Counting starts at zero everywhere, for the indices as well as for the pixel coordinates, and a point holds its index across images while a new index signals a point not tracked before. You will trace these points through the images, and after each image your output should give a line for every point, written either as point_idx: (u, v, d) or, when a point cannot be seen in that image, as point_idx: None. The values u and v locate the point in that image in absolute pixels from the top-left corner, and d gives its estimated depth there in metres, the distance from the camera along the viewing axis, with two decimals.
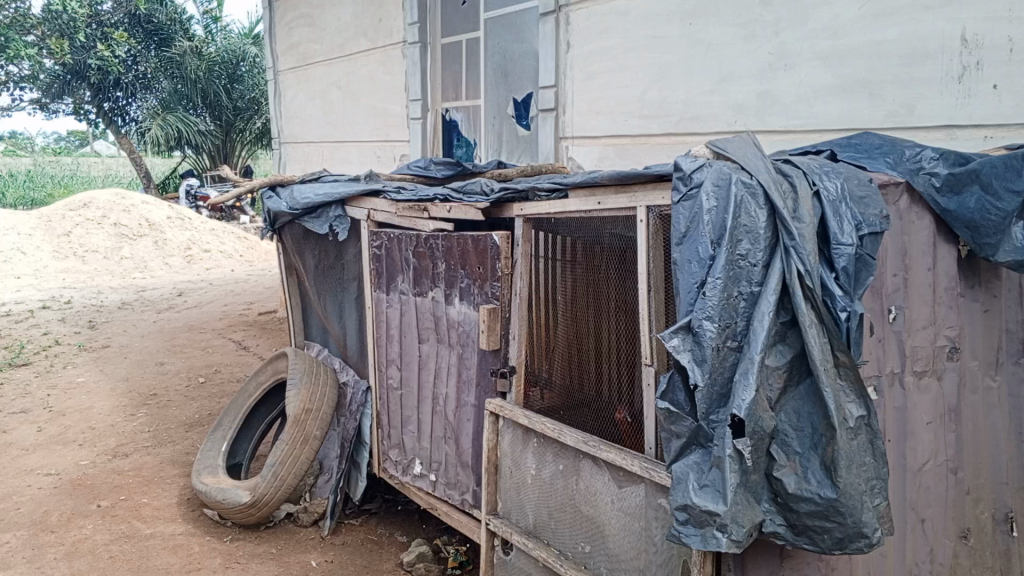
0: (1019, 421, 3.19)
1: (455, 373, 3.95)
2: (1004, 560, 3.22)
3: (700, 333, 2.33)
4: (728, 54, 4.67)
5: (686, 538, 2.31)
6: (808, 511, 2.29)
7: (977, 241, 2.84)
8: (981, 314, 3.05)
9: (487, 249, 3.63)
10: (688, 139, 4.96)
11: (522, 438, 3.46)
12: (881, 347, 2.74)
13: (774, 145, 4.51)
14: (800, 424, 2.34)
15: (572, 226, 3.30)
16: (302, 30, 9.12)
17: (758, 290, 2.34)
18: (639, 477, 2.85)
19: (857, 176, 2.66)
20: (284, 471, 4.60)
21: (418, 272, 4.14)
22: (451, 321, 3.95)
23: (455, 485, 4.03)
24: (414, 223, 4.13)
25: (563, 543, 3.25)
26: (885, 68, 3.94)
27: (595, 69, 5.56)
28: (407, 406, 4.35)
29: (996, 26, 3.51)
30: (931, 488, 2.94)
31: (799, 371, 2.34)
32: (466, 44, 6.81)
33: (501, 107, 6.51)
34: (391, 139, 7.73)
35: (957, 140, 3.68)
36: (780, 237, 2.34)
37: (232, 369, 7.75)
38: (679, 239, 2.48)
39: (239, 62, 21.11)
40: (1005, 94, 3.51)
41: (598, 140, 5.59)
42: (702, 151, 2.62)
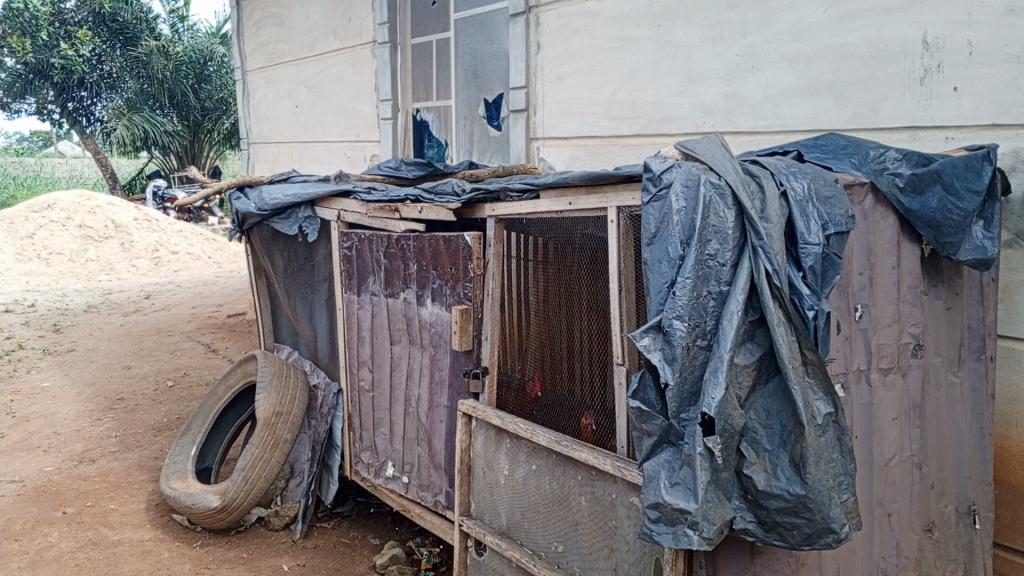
0: (980, 416, 3.27)
1: (428, 374, 3.94)
2: (967, 552, 3.29)
3: (671, 332, 2.35)
4: (697, 56, 4.72)
5: (658, 536, 2.32)
6: (777, 508, 2.32)
7: (940, 240, 2.92)
8: (944, 312, 3.11)
9: (459, 249, 3.63)
10: (658, 140, 5.00)
11: (495, 439, 3.46)
12: (848, 344, 2.78)
13: (743, 145, 4.56)
14: (769, 422, 2.37)
15: (544, 226, 3.31)
16: (270, 29, 9.05)
17: (727, 289, 2.36)
18: (611, 476, 2.87)
19: (824, 176, 2.70)
20: (255, 474, 4.54)
21: (389, 273, 4.12)
22: (423, 322, 3.94)
23: (428, 486, 4.02)
24: (385, 224, 4.11)
25: (536, 543, 3.25)
26: (849, 70, 4.00)
27: (565, 70, 5.58)
28: (379, 408, 4.33)
29: (955, 30, 3.56)
30: (897, 483, 2.99)
31: (767, 368, 2.37)
32: (436, 44, 6.80)
33: (472, 108, 6.51)
34: (362, 139, 7.69)
35: (920, 141, 3.74)
36: (748, 237, 2.37)
37: (201, 372, 7.66)
38: (649, 239, 2.50)
39: (207, 62, 20.89)
40: (965, 97, 3.55)
41: (569, 140, 5.62)
42: (671, 152, 2.64)
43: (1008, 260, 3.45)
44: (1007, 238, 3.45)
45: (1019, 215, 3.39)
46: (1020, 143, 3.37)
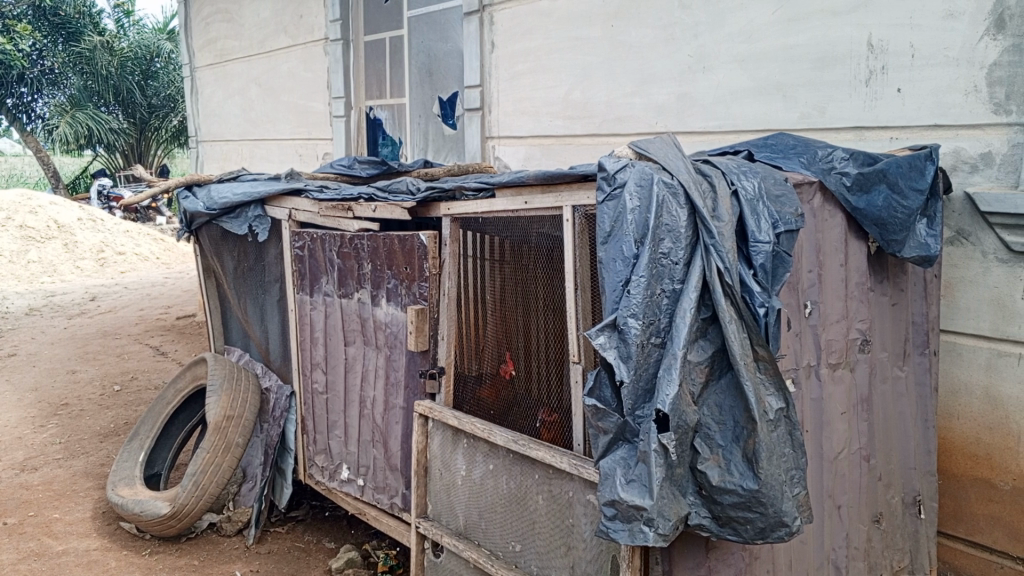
0: (924, 409, 3.36)
1: (383, 375, 3.90)
2: (913, 541, 3.38)
3: (626, 330, 2.36)
4: (650, 56, 4.76)
5: (614, 534, 2.33)
6: (731, 503, 2.35)
7: (886, 238, 2.98)
8: (890, 308, 3.19)
9: (415, 248, 3.60)
10: (612, 139, 5.03)
11: (451, 440, 3.44)
12: (798, 340, 2.83)
13: (695, 145, 4.61)
14: (722, 418, 2.39)
15: (500, 225, 3.30)
16: (218, 25, 8.88)
17: (680, 288, 2.38)
18: (567, 473, 2.88)
19: (773, 176, 2.74)
20: (206, 479, 4.45)
21: (343, 273, 4.07)
22: (378, 322, 3.89)
23: (384, 489, 3.98)
24: (338, 223, 4.05)
25: (493, 543, 3.24)
26: (797, 71, 4.08)
27: (520, 69, 5.58)
28: (333, 410, 4.27)
29: (898, 33, 3.65)
30: (846, 476, 3.06)
31: (720, 365, 2.40)
32: (389, 42, 6.74)
33: (427, 106, 6.47)
34: (314, 137, 7.58)
35: (866, 141, 3.82)
36: (700, 235, 2.39)
37: (149, 375, 7.47)
38: (603, 238, 2.51)
39: (154, 59, 20.42)
40: (908, 98, 3.64)
41: (524, 139, 5.62)
42: (625, 151, 2.65)
43: (950, 258, 3.56)
44: (948, 236, 3.55)
45: (960, 213, 3.49)
46: (960, 144, 3.47)
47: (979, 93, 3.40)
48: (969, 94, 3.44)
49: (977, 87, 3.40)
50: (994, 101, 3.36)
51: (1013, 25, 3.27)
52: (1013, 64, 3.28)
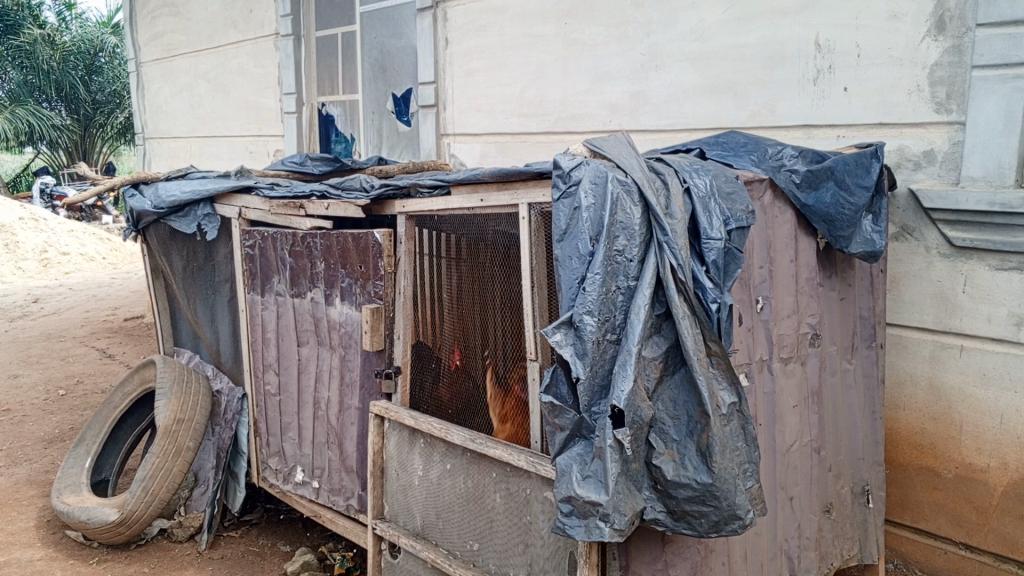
0: (872, 400, 3.45)
1: (338, 376, 3.85)
2: (862, 530, 3.46)
3: (581, 327, 2.37)
4: (603, 54, 4.79)
5: (570, 530, 2.34)
6: (686, 497, 2.37)
7: (834, 234, 3.04)
8: (838, 302, 3.26)
9: (369, 247, 3.56)
10: (567, 137, 5.05)
11: (408, 439, 3.42)
12: (750, 335, 2.87)
13: (649, 142, 4.65)
14: (676, 413, 2.41)
15: (455, 223, 3.28)
16: (164, 19, 8.68)
17: (634, 285, 2.40)
18: (525, 471, 2.88)
19: (724, 174, 2.77)
20: (156, 484, 4.32)
21: (295, 272, 4.01)
22: (332, 322, 3.84)
23: (339, 490, 3.93)
24: (290, 221, 3.98)
25: (451, 542, 3.23)
26: (747, 70, 4.14)
27: (473, 66, 5.57)
28: (286, 413, 4.21)
29: (845, 33, 3.73)
30: (798, 467, 3.11)
31: (673, 360, 2.42)
32: (342, 37, 6.66)
33: (380, 103, 6.41)
34: (265, 133, 7.45)
35: (814, 139, 3.90)
36: (653, 232, 2.41)
37: (96, 379, 7.27)
38: (559, 235, 2.51)
39: (98, 53, 19.91)
40: (854, 97, 3.72)
41: (479, 136, 5.61)
42: (579, 149, 2.66)
43: (895, 253, 3.64)
44: (893, 232, 3.64)
45: (905, 209, 3.58)
46: (904, 141, 3.56)
47: (922, 92, 3.49)
48: (913, 93, 3.52)
49: (920, 86, 3.50)
50: (936, 100, 3.45)
51: (953, 26, 3.36)
52: (954, 64, 3.38)
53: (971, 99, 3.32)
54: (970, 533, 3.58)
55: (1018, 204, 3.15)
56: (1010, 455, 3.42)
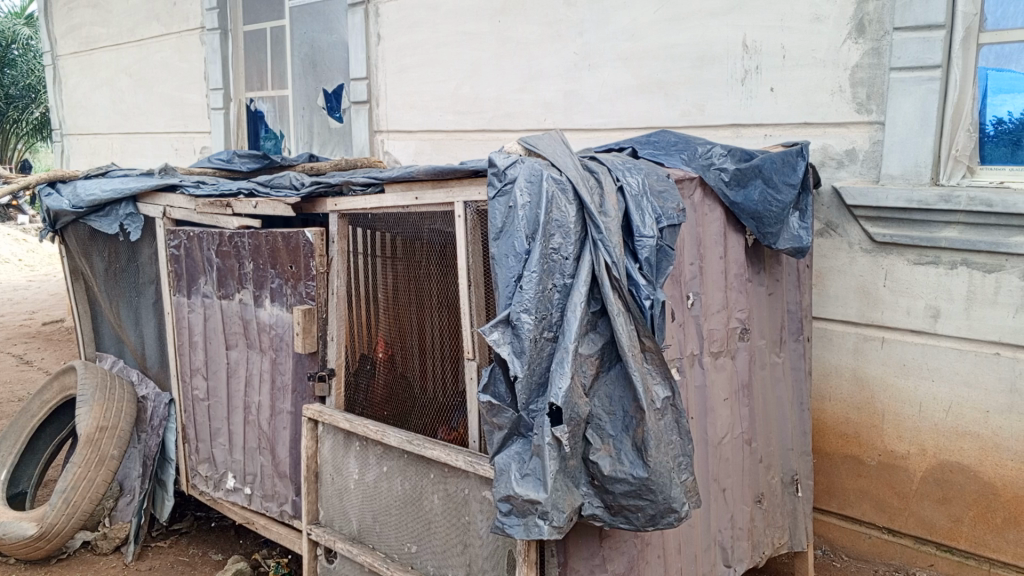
0: (799, 392, 3.55)
1: (269, 380, 3.76)
2: (792, 519, 3.55)
3: (518, 325, 2.36)
4: (537, 53, 4.81)
5: (509, 529, 2.34)
6: (623, 491, 2.39)
7: (761, 231, 3.11)
8: (766, 297, 3.33)
9: (300, 246, 3.49)
10: (502, 135, 5.06)
11: (343, 442, 3.36)
12: (682, 330, 2.92)
13: (582, 141, 4.68)
14: (612, 408, 2.43)
15: (390, 221, 3.24)
16: (82, 11, 8.33)
17: (570, 282, 2.40)
18: (463, 471, 2.86)
19: (655, 172, 2.81)
20: (77, 495, 4.12)
21: (222, 273, 3.89)
22: (262, 324, 3.75)
23: (272, 496, 3.84)
24: (217, 220, 3.87)
25: (388, 545, 3.19)
26: (677, 69, 4.21)
27: (406, 62, 5.51)
28: (216, 418, 4.09)
29: (771, 35, 3.82)
30: (730, 459, 3.17)
31: (609, 357, 2.44)
32: (270, 32, 6.51)
33: (311, 99, 6.29)
34: (191, 130, 7.23)
35: (742, 138, 3.98)
36: (588, 230, 2.43)
37: (12, 386, 6.94)
38: (495, 234, 2.49)
39: (9, 46, 19.01)
40: (780, 97, 3.82)
41: (413, 134, 5.56)
42: (514, 147, 2.64)
43: (820, 248, 3.76)
44: (818, 228, 3.75)
45: (828, 206, 3.70)
46: (827, 141, 3.67)
47: (844, 93, 3.61)
48: (835, 94, 3.64)
49: (842, 87, 3.61)
50: (857, 100, 3.57)
51: (872, 29, 3.49)
52: (873, 66, 3.50)
53: (890, 100, 3.46)
54: (892, 518, 3.73)
55: (934, 201, 3.30)
56: (928, 441, 3.57)
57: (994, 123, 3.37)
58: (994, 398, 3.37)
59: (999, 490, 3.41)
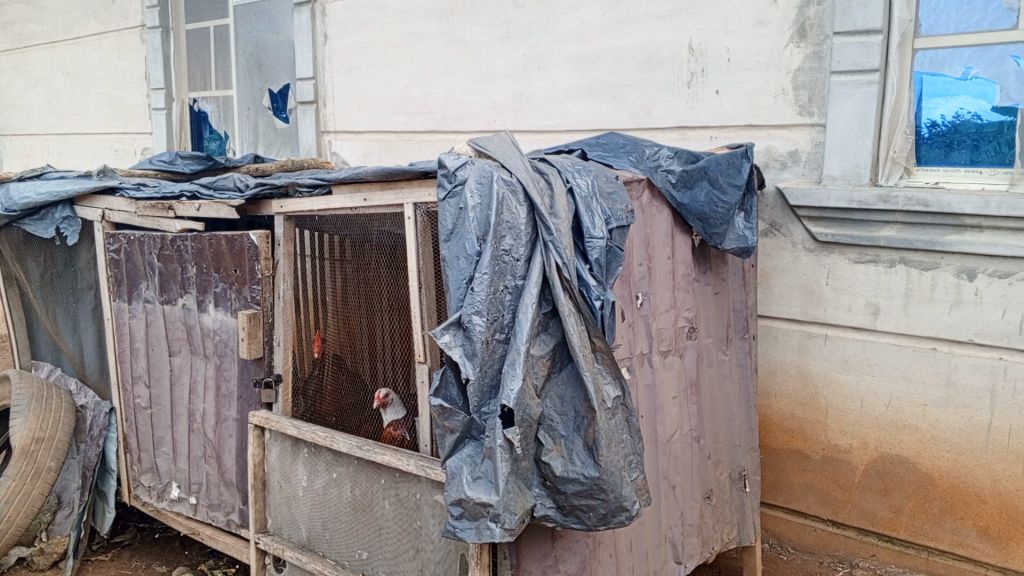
0: (746, 389, 3.61)
1: (213, 387, 3.68)
2: (740, 514, 3.61)
3: (470, 327, 2.35)
4: (486, 55, 4.81)
5: (461, 533, 2.33)
6: (574, 492, 2.40)
7: (708, 232, 3.16)
8: (713, 296, 3.39)
9: (244, 249, 3.41)
10: (452, 136, 5.04)
11: (291, 450, 3.31)
12: (631, 330, 2.94)
13: (532, 143, 4.69)
14: (564, 409, 2.43)
15: (338, 223, 3.20)
16: (15, 7, 8.05)
17: (522, 284, 2.41)
18: (414, 476, 2.84)
19: (605, 174, 2.83)
20: (12, 510, 3.96)
21: (165, 277, 3.79)
22: (206, 330, 3.66)
23: (218, 506, 3.76)
24: (159, 223, 3.77)
25: (339, 552, 3.15)
26: (624, 71, 4.24)
27: (354, 63, 5.45)
28: (159, 426, 3.99)
29: (715, 37, 3.88)
30: (679, 456, 3.21)
31: (561, 357, 2.44)
32: (214, 31, 6.39)
33: (256, 98, 6.18)
34: (131, 130, 7.03)
35: (688, 140, 4.04)
36: (539, 232, 2.43)
37: None
38: (446, 235, 2.48)
39: None
40: (725, 99, 3.88)
41: (361, 134, 5.50)
42: (464, 148, 2.63)
43: (765, 248, 3.83)
44: (763, 228, 3.83)
45: (773, 207, 3.78)
46: (771, 143, 3.75)
47: (786, 95, 3.69)
48: (778, 96, 3.71)
49: (785, 90, 3.69)
50: (799, 103, 3.65)
51: (813, 34, 3.58)
52: (814, 70, 3.59)
53: (831, 102, 3.55)
54: (836, 511, 3.83)
55: (874, 201, 3.40)
56: (870, 435, 3.67)
57: (929, 126, 3.46)
58: (931, 392, 3.48)
59: (936, 480, 3.53)
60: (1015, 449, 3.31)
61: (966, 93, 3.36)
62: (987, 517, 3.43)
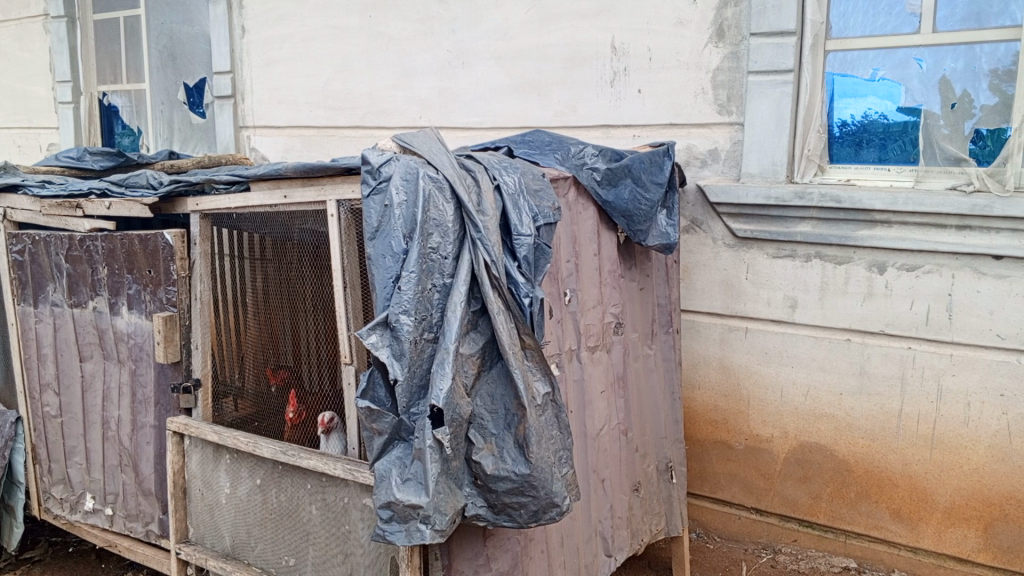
0: (671, 381, 3.68)
1: (128, 393, 3.53)
2: (667, 505, 3.68)
3: (397, 327, 2.32)
4: (410, 50, 4.76)
5: (391, 536, 2.30)
6: (505, 489, 2.39)
7: (632, 229, 3.20)
8: (638, 292, 3.44)
9: (158, 249, 3.27)
10: (375, 132, 4.97)
11: (213, 456, 3.21)
12: (560, 326, 2.95)
13: (458, 139, 4.67)
14: (494, 407, 2.43)
15: (258, 221, 3.11)
16: None
17: (450, 282, 2.39)
18: (342, 480, 2.78)
19: (531, 171, 2.83)
20: None
21: (73, 278, 3.61)
22: (119, 334, 3.51)
23: (136, 516, 3.61)
24: (66, 223, 3.58)
25: (265, 559, 3.07)
26: (548, 70, 4.26)
27: (273, 56, 5.31)
28: (70, 435, 3.80)
29: (637, 37, 3.94)
30: (608, 450, 3.25)
31: (490, 355, 2.43)
32: (123, 22, 6.11)
33: (170, 92, 5.96)
34: (34, 125, 6.67)
35: (612, 138, 4.09)
36: (466, 229, 2.42)
37: None
38: (371, 234, 2.44)
39: None
40: (648, 98, 3.94)
41: (282, 130, 5.37)
42: (388, 144, 2.59)
43: (687, 244, 3.93)
44: (684, 225, 3.92)
45: (693, 204, 3.87)
46: (692, 141, 3.84)
47: (706, 94, 3.77)
48: (698, 95, 3.80)
49: (705, 89, 3.78)
50: (718, 102, 3.75)
51: (730, 34, 3.67)
52: (732, 70, 3.69)
53: (749, 102, 3.65)
54: (758, 498, 3.96)
55: (790, 198, 3.51)
56: (789, 424, 3.79)
57: (840, 125, 3.60)
58: (846, 381, 3.62)
59: (852, 466, 3.67)
60: (923, 433, 3.47)
61: (875, 94, 3.50)
62: (898, 499, 3.59)
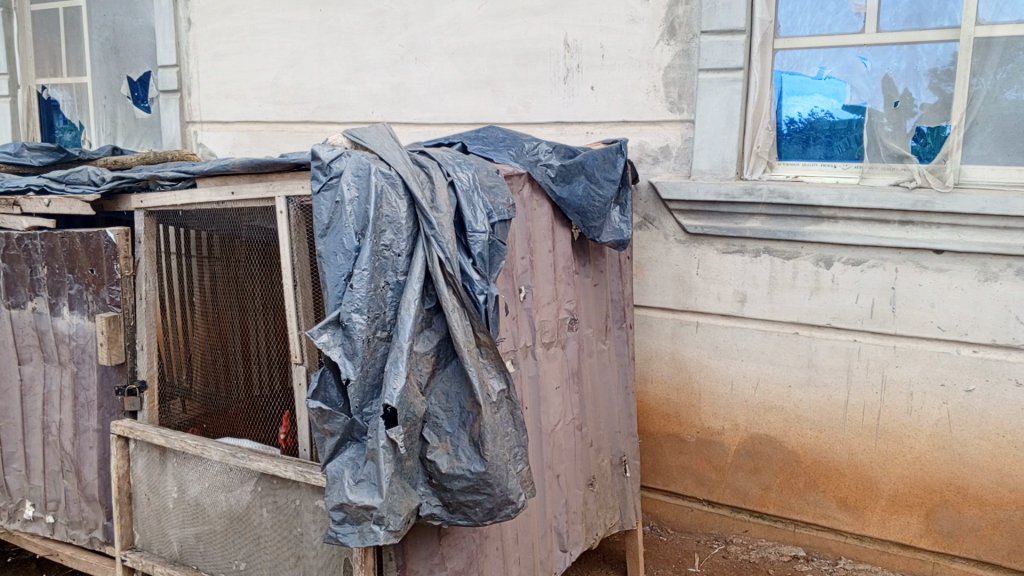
0: (624, 376, 3.71)
1: (70, 397, 3.42)
2: (621, 498, 3.71)
3: (350, 326, 2.29)
4: (361, 45, 4.70)
5: (343, 538, 2.27)
6: (460, 488, 2.38)
7: (586, 225, 3.21)
8: (592, 287, 3.45)
9: (101, 247, 3.17)
10: (326, 127, 4.90)
11: (159, 460, 3.13)
12: (515, 323, 2.95)
13: (410, 135, 4.63)
14: (449, 405, 2.41)
15: (206, 218, 3.05)
16: None
17: (404, 280, 2.36)
18: (293, 481, 2.74)
19: (485, 168, 2.82)
20: None
21: (11, 278, 3.49)
22: (60, 335, 3.39)
23: (79, 523, 3.50)
24: (2, 221, 3.46)
25: (214, 564, 3.01)
26: (501, 66, 4.25)
27: (221, 49, 5.20)
28: (8, 441, 3.67)
29: (590, 34, 3.95)
30: (563, 445, 3.26)
31: (445, 353, 2.42)
32: (64, 13, 5.92)
33: (113, 86, 5.79)
34: None
35: (565, 135, 4.09)
36: (420, 226, 2.39)
37: None
38: (322, 230, 2.40)
39: None
40: (600, 94, 3.96)
41: (230, 125, 5.27)
42: (339, 139, 2.54)
43: (639, 240, 3.96)
44: (637, 221, 3.95)
45: (646, 200, 3.91)
46: (644, 138, 3.87)
47: (657, 92, 3.81)
48: (650, 93, 3.83)
49: (656, 87, 3.81)
50: (669, 100, 3.78)
51: (681, 32, 3.71)
52: (684, 68, 3.73)
53: (700, 99, 3.69)
54: (711, 490, 4.02)
55: (739, 194, 3.57)
56: (740, 417, 3.85)
57: (788, 123, 3.67)
58: (794, 374, 3.69)
59: (801, 457, 3.75)
60: (869, 424, 3.56)
61: (821, 93, 3.57)
62: (845, 489, 3.67)
